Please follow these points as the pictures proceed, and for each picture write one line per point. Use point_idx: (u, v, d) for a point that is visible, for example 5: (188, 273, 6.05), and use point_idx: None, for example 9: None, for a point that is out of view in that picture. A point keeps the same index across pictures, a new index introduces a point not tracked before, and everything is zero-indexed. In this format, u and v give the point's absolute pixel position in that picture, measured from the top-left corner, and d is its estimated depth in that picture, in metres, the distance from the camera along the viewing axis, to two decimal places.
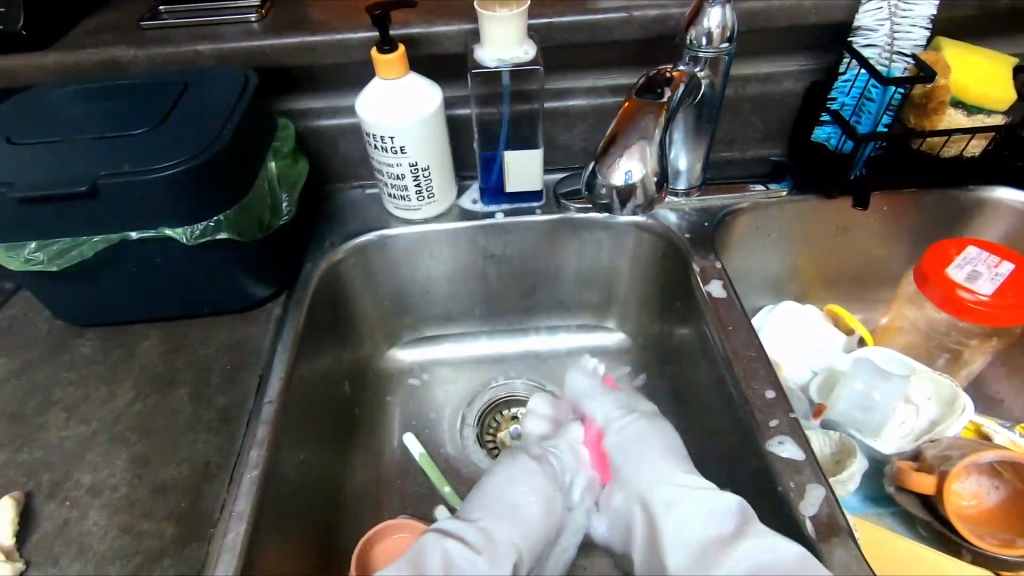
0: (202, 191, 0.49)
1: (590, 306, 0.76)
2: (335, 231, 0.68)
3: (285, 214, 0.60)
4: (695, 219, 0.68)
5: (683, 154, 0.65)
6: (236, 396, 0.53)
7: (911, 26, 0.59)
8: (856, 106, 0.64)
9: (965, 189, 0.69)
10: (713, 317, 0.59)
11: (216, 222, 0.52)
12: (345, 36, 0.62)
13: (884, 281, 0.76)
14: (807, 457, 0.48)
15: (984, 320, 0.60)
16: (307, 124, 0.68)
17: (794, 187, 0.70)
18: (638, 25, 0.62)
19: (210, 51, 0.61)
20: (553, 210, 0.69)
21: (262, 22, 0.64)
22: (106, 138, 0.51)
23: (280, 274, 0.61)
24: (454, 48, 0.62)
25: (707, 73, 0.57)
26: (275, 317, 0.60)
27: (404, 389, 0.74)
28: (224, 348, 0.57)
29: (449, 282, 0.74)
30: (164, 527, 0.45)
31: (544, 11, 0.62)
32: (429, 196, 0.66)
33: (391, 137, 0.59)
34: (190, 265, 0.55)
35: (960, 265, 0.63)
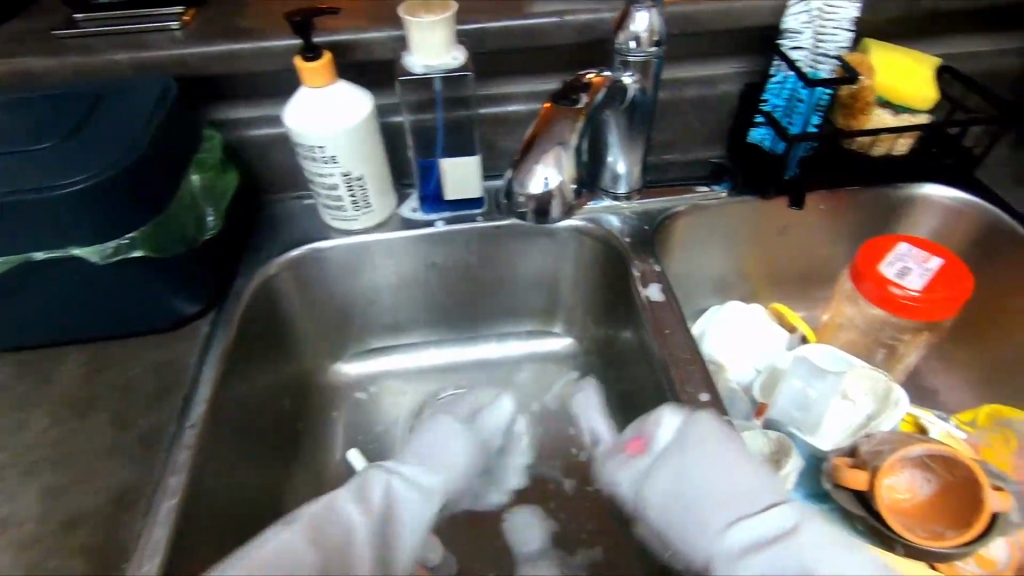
0: (111, 207, 0.47)
1: (537, 311, 0.76)
2: (269, 244, 0.66)
3: (210, 229, 0.58)
4: (636, 223, 0.68)
5: (621, 157, 0.65)
6: (159, 420, 0.51)
7: (835, 29, 0.60)
8: (787, 107, 0.65)
9: (897, 187, 0.70)
10: (651, 322, 0.59)
11: (129, 239, 0.50)
12: (270, 43, 0.60)
13: (825, 279, 0.78)
14: (740, 460, 0.48)
15: (916, 316, 0.61)
16: (238, 133, 0.66)
17: (733, 188, 0.70)
18: (571, 30, 0.62)
19: (129, 60, 0.59)
20: (494, 217, 0.69)
21: (186, 30, 0.62)
22: (8, 154, 0.48)
23: (207, 290, 0.59)
24: (385, 55, 0.61)
25: (638, 78, 0.57)
26: (203, 335, 0.58)
27: (349, 403, 0.72)
28: (147, 369, 0.55)
29: (393, 292, 0.72)
30: (74, 562, 0.43)
31: (476, 16, 0.61)
32: (365, 206, 0.65)
33: (320, 146, 0.57)
34: (106, 285, 0.52)
35: (892, 261, 0.64)
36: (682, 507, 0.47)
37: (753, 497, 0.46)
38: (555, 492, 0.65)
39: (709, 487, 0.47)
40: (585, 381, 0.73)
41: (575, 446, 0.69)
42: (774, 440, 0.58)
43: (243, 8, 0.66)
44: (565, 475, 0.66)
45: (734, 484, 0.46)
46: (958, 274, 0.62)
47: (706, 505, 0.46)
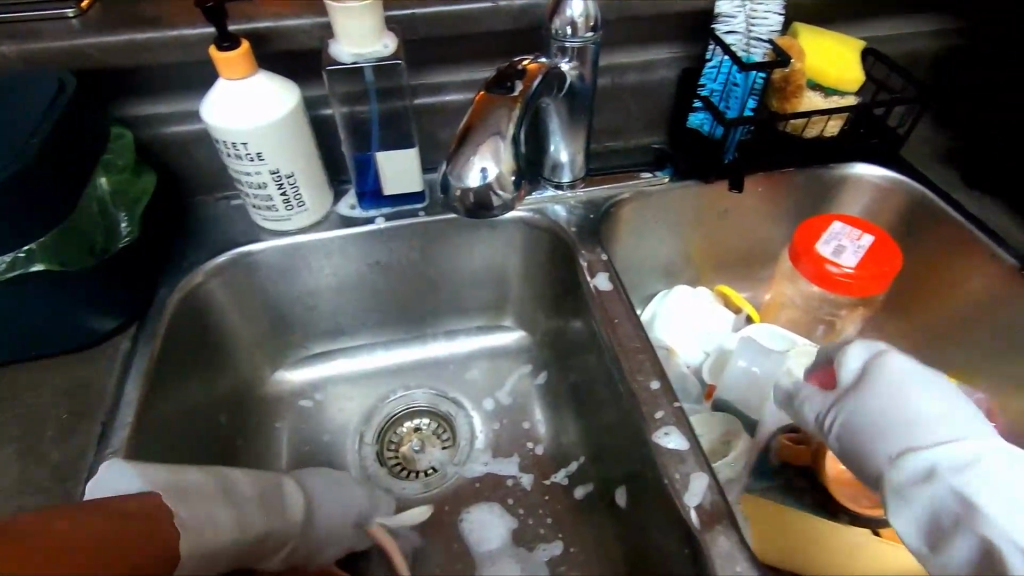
0: (2, 217, 0.43)
1: (487, 306, 0.74)
2: (194, 250, 0.62)
3: (125, 236, 0.53)
4: (581, 212, 0.67)
5: (563, 146, 0.64)
6: (75, 448, 0.47)
7: (766, 13, 0.61)
8: (723, 92, 0.65)
9: (830, 167, 0.72)
10: (599, 313, 0.58)
11: (27, 252, 0.45)
12: (181, 32, 0.55)
13: (767, 259, 0.80)
14: (691, 446, 0.48)
15: (849, 292, 0.63)
16: (152, 131, 0.61)
17: (675, 173, 0.71)
18: (505, 15, 0.60)
19: (17, 53, 0.53)
20: (436, 211, 0.66)
21: (83, 19, 0.56)
22: None
23: (125, 304, 0.54)
24: (309, 44, 0.57)
25: (575, 64, 0.56)
26: (122, 352, 0.53)
27: (294, 413, 0.69)
28: (60, 394, 0.50)
29: (335, 294, 0.69)
30: None
31: (406, 2, 0.58)
32: (299, 205, 0.61)
33: (244, 143, 0.54)
34: (3, 304, 0.47)
35: (827, 240, 0.66)
36: (900, 428, 0.45)
37: (940, 422, 0.45)
38: (512, 488, 0.64)
39: (935, 419, 0.45)
40: (538, 374, 0.72)
41: (531, 441, 0.68)
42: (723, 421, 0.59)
43: None
44: (521, 470, 0.66)
45: (958, 416, 0.45)
46: (889, 250, 0.65)
47: (928, 429, 0.45)
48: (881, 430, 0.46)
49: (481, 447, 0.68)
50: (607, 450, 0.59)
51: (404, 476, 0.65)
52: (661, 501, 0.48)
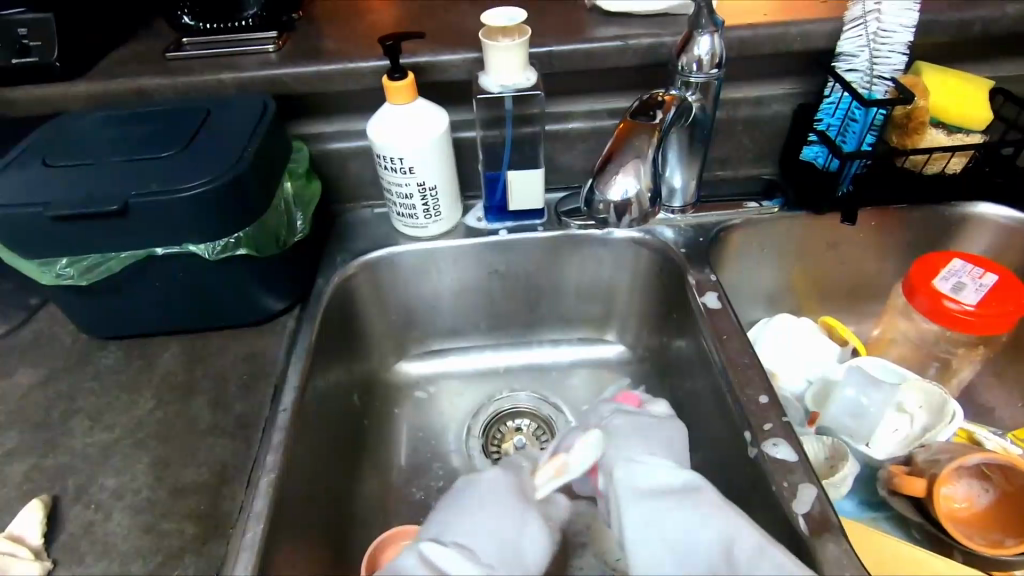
0: (224, 209, 0.53)
1: (591, 319, 0.79)
2: (345, 249, 0.72)
3: (299, 232, 0.63)
4: (691, 235, 0.71)
5: (678, 172, 0.68)
6: (252, 404, 0.56)
7: (890, 52, 0.63)
8: (841, 126, 0.67)
9: (950, 205, 0.72)
10: (708, 328, 0.61)
11: (236, 238, 0.55)
12: (357, 65, 0.65)
13: (875, 294, 0.79)
14: (800, 459, 0.50)
15: (970, 329, 0.62)
16: (321, 146, 0.72)
17: (785, 204, 0.73)
18: (633, 53, 0.66)
19: (231, 79, 0.65)
20: (554, 227, 0.72)
21: (280, 52, 0.68)
22: (136, 160, 0.54)
23: (294, 289, 0.64)
24: (460, 76, 0.66)
25: (699, 97, 0.61)
26: (289, 330, 0.63)
27: (411, 401, 0.76)
28: (240, 359, 0.60)
29: (455, 296, 0.76)
30: (185, 527, 0.47)
31: (545, 40, 0.66)
32: (436, 215, 0.69)
33: (400, 158, 0.62)
34: (209, 280, 0.58)
35: (946, 276, 0.65)
36: (631, 452, 0.51)
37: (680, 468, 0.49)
38: None
39: (643, 455, 0.51)
40: (638, 387, 0.75)
41: None
42: (827, 445, 0.60)
43: (328, 32, 0.72)
44: None
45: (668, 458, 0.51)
46: (1014, 290, 0.63)
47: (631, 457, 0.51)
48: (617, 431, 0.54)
49: None
50: (707, 462, 0.61)
51: None
52: (766, 508, 0.50)
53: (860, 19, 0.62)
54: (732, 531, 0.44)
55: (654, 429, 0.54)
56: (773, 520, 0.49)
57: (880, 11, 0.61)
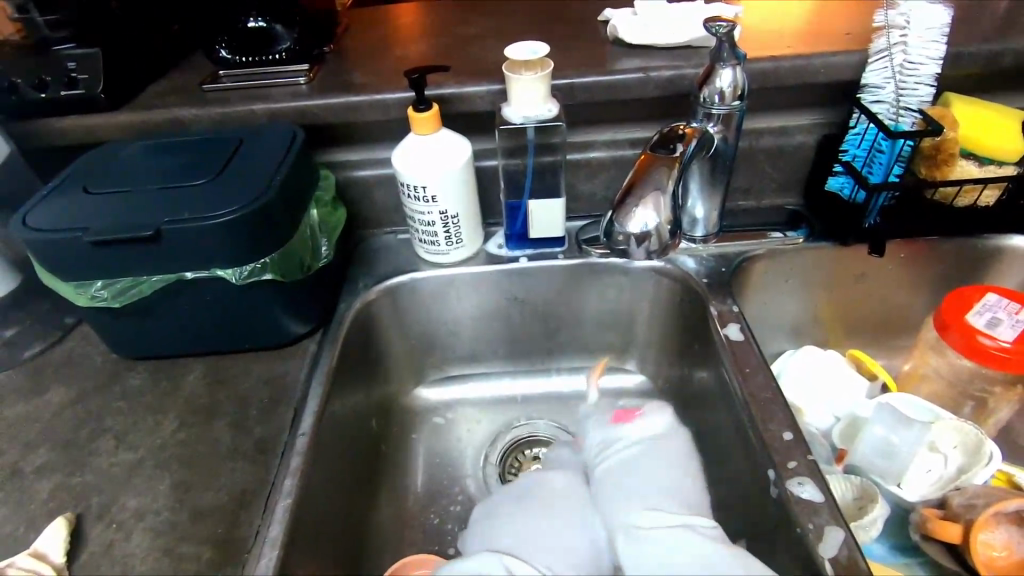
0: (252, 234, 0.54)
1: (611, 347, 0.78)
2: (367, 274, 0.73)
3: (324, 257, 0.65)
4: (712, 265, 0.70)
5: (700, 203, 0.68)
6: (272, 428, 0.56)
7: (916, 84, 0.62)
8: (867, 157, 0.66)
9: (982, 238, 0.70)
10: (730, 361, 0.60)
11: (262, 263, 0.56)
12: (384, 96, 0.67)
13: (905, 328, 0.77)
14: (827, 499, 0.48)
15: (1007, 367, 0.60)
16: (347, 174, 0.74)
17: (810, 234, 0.72)
18: (654, 84, 0.66)
19: (264, 110, 0.68)
20: (574, 255, 0.73)
21: (310, 84, 0.71)
22: (170, 187, 0.56)
23: (316, 313, 0.65)
24: (483, 107, 0.67)
25: (721, 128, 0.61)
26: (310, 354, 0.64)
27: (428, 427, 0.76)
28: (262, 382, 0.61)
29: (475, 323, 0.77)
30: (202, 551, 0.47)
31: (567, 73, 0.67)
32: (457, 242, 0.70)
33: (423, 187, 0.63)
34: (235, 303, 0.59)
35: (980, 311, 0.63)
36: (627, 478, 0.54)
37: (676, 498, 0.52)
38: None
39: (640, 475, 0.54)
40: None
41: None
42: (854, 484, 0.57)
43: (358, 65, 0.75)
44: None
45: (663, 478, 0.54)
46: None
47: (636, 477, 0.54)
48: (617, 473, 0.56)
49: None
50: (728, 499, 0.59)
51: None
52: (791, 550, 0.48)
53: (885, 51, 0.62)
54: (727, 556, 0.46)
55: (653, 450, 0.57)
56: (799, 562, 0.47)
57: (905, 43, 0.61)
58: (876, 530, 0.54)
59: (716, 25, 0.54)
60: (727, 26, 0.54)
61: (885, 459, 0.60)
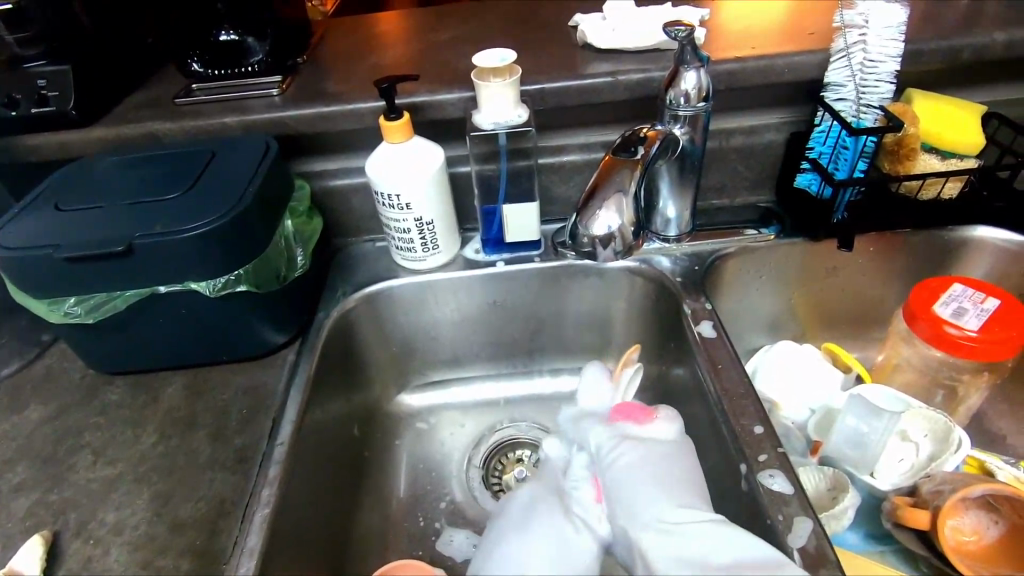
0: (226, 247, 0.55)
1: (590, 347, 0.79)
2: (346, 282, 0.73)
3: (299, 267, 0.65)
4: (686, 264, 0.71)
5: (671, 203, 0.69)
6: (251, 438, 0.57)
7: (877, 81, 0.63)
8: (832, 154, 0.68)
9: (948, 229, 0.71)
10: (703, 358, 0.61)
11: (236, 275, 0.57)
12: (356, 105, 0.68)
13: (879, 319, 0.78)
14: (797, 491, 0.49)
15: (972, 355, 0.61)
16: (323, 183, 0.75)
17: (781, 231, 0.73)
18: (623, 87, 0.67)
19: (237, 122, 0.68)
20: (551, 257, 0.73)
21: (283, 95, 0.71)
22: (142, 203, 0.56)
23: (294, 322, 0.65)
24: (455, 113, 0.68)
25: (687, 129, 0.62)
26: (289, 362, 0.64)
27: (412, 432, 0.76)
28: (241, 392, 0.61)
29: (455, 328, 0.77)
30: (181, 563, 0.48)
31: (537, 78, 0.68)
32: (433, 247, 0.70)
33: (397, 195, 0.64)
34: (211, 315, 0.59)
35: (946, 302, 0.64)
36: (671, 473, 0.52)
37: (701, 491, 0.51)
38: None
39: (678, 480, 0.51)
40: None
41: None
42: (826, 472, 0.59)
43: (331, 74, 0.75)
44: None
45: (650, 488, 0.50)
46: (1016, 315, 0.62)
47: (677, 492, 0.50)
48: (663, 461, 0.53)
49: None
50: None
51: None
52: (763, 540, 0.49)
53: (844, 51, 0.63)
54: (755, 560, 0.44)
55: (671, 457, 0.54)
56: None
57: (864, 42, 0.62)
58: (848, 516, 0.55)
59: (676, 29, 0.55)
60: (685, 31, 0.55)
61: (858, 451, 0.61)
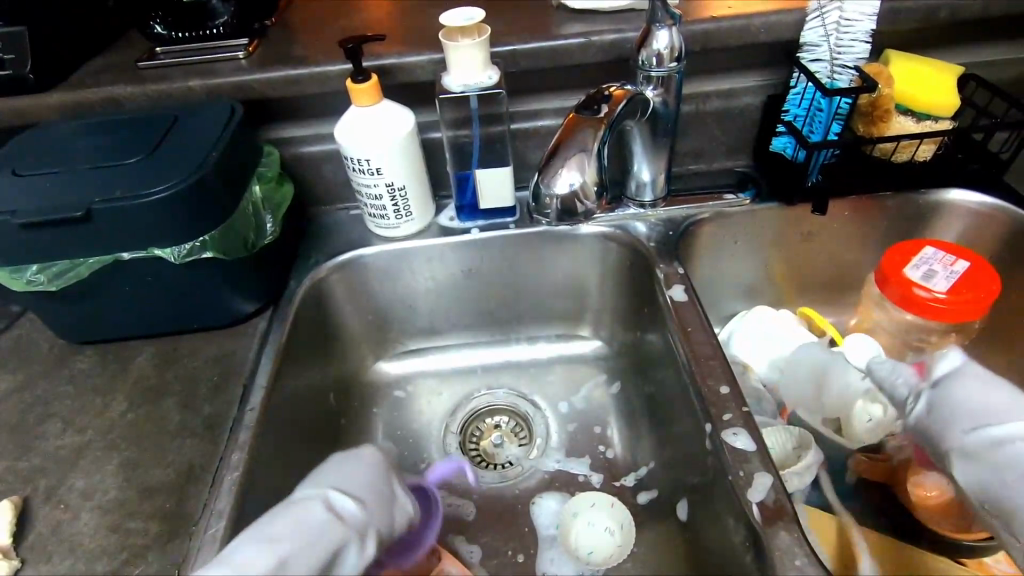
0: (189, 212, 0.54)
1: (567, 315, 0.79)
2: (319, 250, 0.72)
3: (269, 234, 0.64)
4: (662, 229, 0.71)
5: (646, 166, 0.69)
6: (221, 405, 0.57)
7: (852, 41, 0.62)
8: (807, 116, 0.67)
9: (923, 193, 0.71)
10: (674, 321, 0.61)
11: (202, 241, 0.56)
12: (324, 69, 0.66)
13: (853, 284, 0.79)
14: (759, 448, 0.50)
15: (939, 317, 0.62)
16: (293, 151, 0.73)
17: (757, 196, 0.73)
18: (596, 49, 0.66)
19: (201, 86, 0.66)
20: (525, 224, 0.73)
21: (249, 59, 0.69)
22: (102, 168, 0.55)
23: (265, 291, 0.65)
24: (426, 77, 0.67)
25: (660, 91, 0.61)
26: (260, 331, 0.64)
27: (389, 400, 0.76)
28: (212, 361, 0.61)
29: (430, 296, 0.77)
30: (151, 525, 0.48)
31: (509, 40, 0.67)
32: (407, 214, 0.70)
33: (366, 160, 0.63)
34: (178, 283, 0.59)
35: (917, 264, 0.65)
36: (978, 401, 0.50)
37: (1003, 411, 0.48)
38: (583, 484, 0.68)
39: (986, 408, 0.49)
40: (613, 384, 0.75)
41: (602, 444, 0.71)
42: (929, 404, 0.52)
43: (299, 38, 0.73)
44: (592, 470, 0.69)
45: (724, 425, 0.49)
46: (984, 277, 0.63)
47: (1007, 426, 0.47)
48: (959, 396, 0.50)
49: (557, 445, 0.71)
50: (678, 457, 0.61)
51: (483, 466, 0.70)
52: (728, 497, 0.50)
53: (819, 11, 0.63)
54: None
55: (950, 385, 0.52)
56: (734, 509, 0.49)
57: (841, 0, 0.61)
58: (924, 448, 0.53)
59: None
60: None
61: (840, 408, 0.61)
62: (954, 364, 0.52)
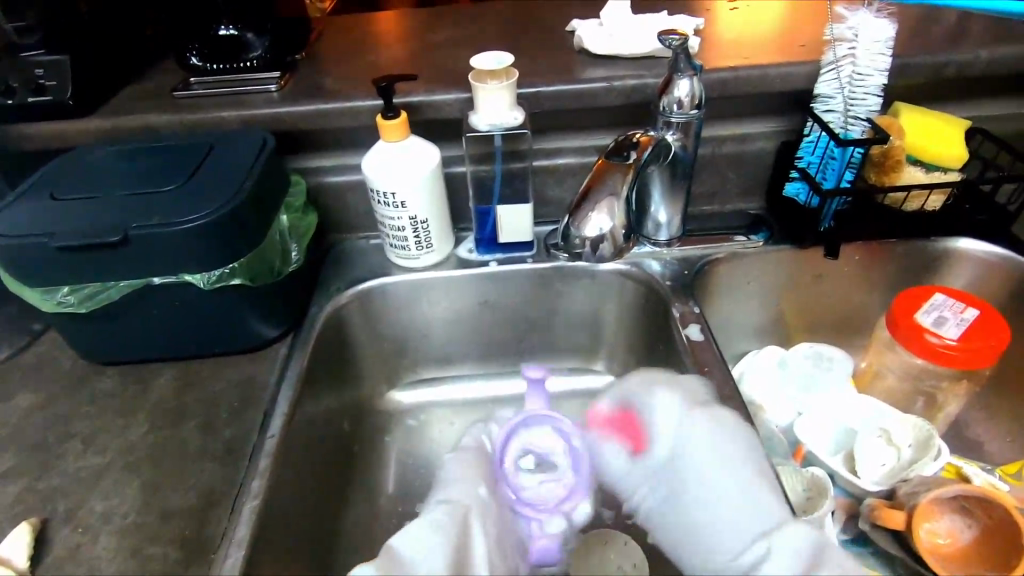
0: (221, 240, 0.55)
1: (580, 349, 0.80)
2: (340, 277, 0.74)
3: (293, 262, 0.65)
4: (676, 268, 0.72)
5: (662, 208, 0.71)
6: (241, 430, 0.57)
7: (865, 94, 0.65)
8: (820, 164, 0.69)
9: (931, 240, 0.73)
10: (690, 361, 0.62)
11: (231, 268, 0.57)
12: (354, 103, 0.69)
13: (862, 327, 0.80)
14: (778, 491, 0.50)
15: (951, 364, 0.63)
16: (319, 180, 0.75)
17: (770, 238, 0.74)
18: (617, 93, 0.69)
19: (235, 116, 0.68)
20: (543, 258, 0.74)
21: (281, 91, 0.71)
22: (138, 193, 0.57)
23: (286, 317, 0.66)
24: (453, 114, 0.69)
25: (680, 136, 0.64)
26: (280, 357, 0.64)
27: (401, 429, 0.76)
28: (232, 385, 0.62)
29: (446, 326, 0.78)
30: (170, 551, 0.48)
31: (534, 82, 0.69)
32: (428, 246, 0.71)
33: (393, 193, 0.64)
34: (205, 308, 0.60)
35: (928, 310, 0.66)
36: (885, 414, 0.66)
37: (898, 417, 0.65)
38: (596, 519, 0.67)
39: (888, 415, 0.66)
40: None
41: None
42: (900, 453, 0.63)
43: (331, 72, 0.76)
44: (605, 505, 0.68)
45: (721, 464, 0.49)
46: (994, 325, 0.64)
47: (892, 423, 0.65)
48: (872, 407, 0.67)
49: None
50: None
51: None
52: None
53: (833, 64, 0.65)
54: (894, 463, 0.63)
55: (892, 415, 0.66)
56: None
57: (854, 56, 0.64)
58: (884, 465, 0.63)
59: (670, 38, 0.57)
60: (679, 40, 0.57)
61: (847, 438, 0.66)
62: (924, 437, 0.63)
